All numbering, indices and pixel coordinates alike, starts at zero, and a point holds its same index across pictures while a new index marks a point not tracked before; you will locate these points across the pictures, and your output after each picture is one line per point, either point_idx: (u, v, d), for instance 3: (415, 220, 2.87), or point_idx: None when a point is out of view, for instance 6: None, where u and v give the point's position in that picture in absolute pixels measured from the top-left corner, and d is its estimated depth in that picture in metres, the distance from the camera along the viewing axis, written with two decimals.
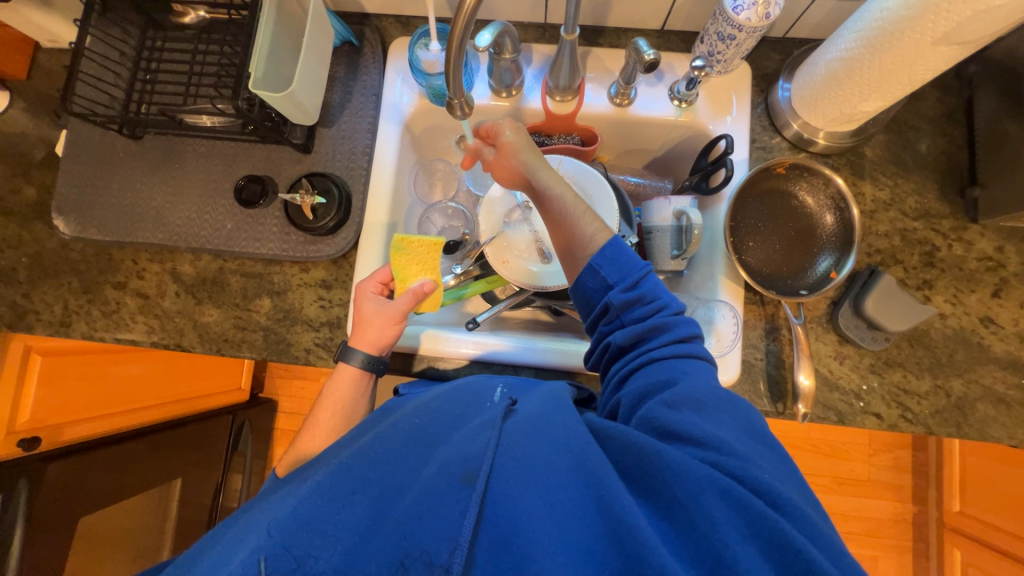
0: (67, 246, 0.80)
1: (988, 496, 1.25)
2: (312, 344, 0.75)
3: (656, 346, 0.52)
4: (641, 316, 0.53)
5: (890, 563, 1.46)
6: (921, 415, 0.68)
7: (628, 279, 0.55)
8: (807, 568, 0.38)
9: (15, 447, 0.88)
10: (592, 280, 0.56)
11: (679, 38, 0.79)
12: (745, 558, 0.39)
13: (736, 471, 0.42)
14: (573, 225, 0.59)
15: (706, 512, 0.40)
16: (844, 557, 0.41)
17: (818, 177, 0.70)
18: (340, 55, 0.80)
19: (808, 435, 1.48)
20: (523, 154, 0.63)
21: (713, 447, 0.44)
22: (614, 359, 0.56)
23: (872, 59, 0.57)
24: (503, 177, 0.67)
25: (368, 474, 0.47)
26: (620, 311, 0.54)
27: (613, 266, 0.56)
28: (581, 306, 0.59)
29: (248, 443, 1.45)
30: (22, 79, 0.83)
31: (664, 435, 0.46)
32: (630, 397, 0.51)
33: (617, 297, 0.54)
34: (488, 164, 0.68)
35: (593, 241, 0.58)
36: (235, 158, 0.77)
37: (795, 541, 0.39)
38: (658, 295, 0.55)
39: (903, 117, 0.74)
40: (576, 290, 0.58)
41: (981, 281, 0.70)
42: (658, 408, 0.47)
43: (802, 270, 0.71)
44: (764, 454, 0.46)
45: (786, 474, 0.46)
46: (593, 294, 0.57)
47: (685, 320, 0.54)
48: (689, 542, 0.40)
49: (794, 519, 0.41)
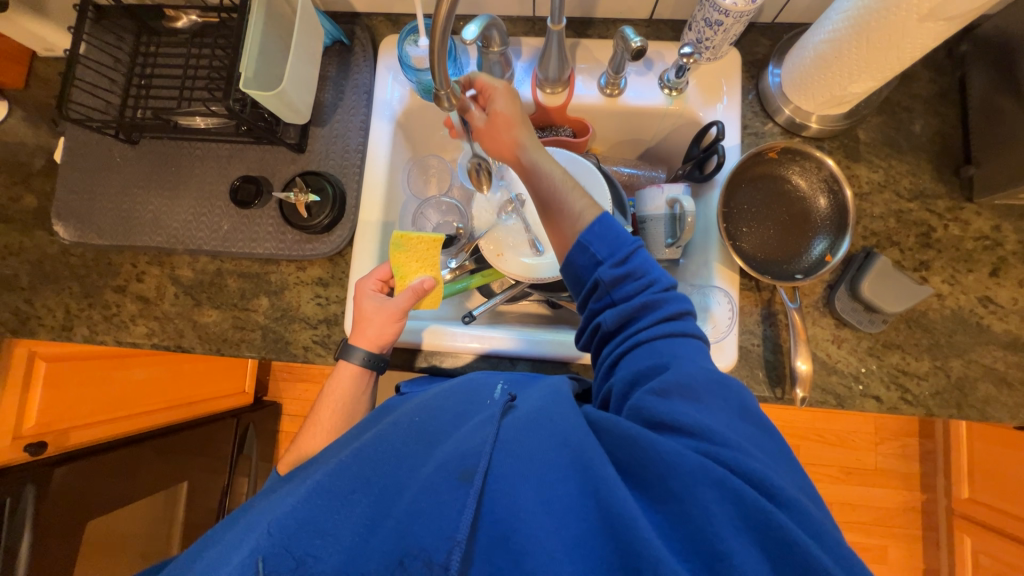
0: (67, 251, 0.81)
1: (999, 482, 1.24)
2: (310, 342, 0.76)
3: (645, 325, 0.52)
4: (631, 294, 0.53)
5: (900, 553, 1.45)
6: (922, 396, 0.68)
7: (618, 254, 0.55)
8: (802, 561, 0.38)
9: (21, 452, 0.90)
10: (583, 257, 0.56)
11: (667, 26, 0.79)
12: (742, 552, 0.39)
13: (729, 462, 0.42)
14: (564, 200, 0.59)
15: (701, 505, 0.40)
16: (840, 547, 0.41)
17: (810, 161, 0.70)
18: (331, 55, 0.81)
19: (815, 424, 1.47)
20: (518, 130, 0.63)
21: (705, 437, 0.44)
22: (606, 341, 0.56)
23: (858, 38, 0.57)
24: (492, 148, 0.66)
25: (368, 473, 0.47)
26: (610, 288, 0.54)
27: (603, 242, 0.55)
28: (571, 284, 0.59)
29: (253, 446, 1.45)
30: (20, 88, 0.84)
31: (654, 426, 0.46)
32: (620, 384, 0.51)
33: (607, 273, 0.54)
34: (477, 130, 0.65)
35: (583, 217, 0.58)
36: (230, 159, 0.78)
37: (792, 534, 0.38)
38: (648, 270, 0.54)
39: (895, 98, 0.74)
40: (566, 268, 0.58)
41: (979, 260, 0.70)
42: (646, 398, 0.47)
43: (797, 254, 0.70)
44: (756, 438, 0.46)
45: (780, 461, 0.46)
46: (584, 270, 0.57)
47: (674, 297, 0.53)
48: (685, 535, 0.40)
49: (790, 511, 0.41)
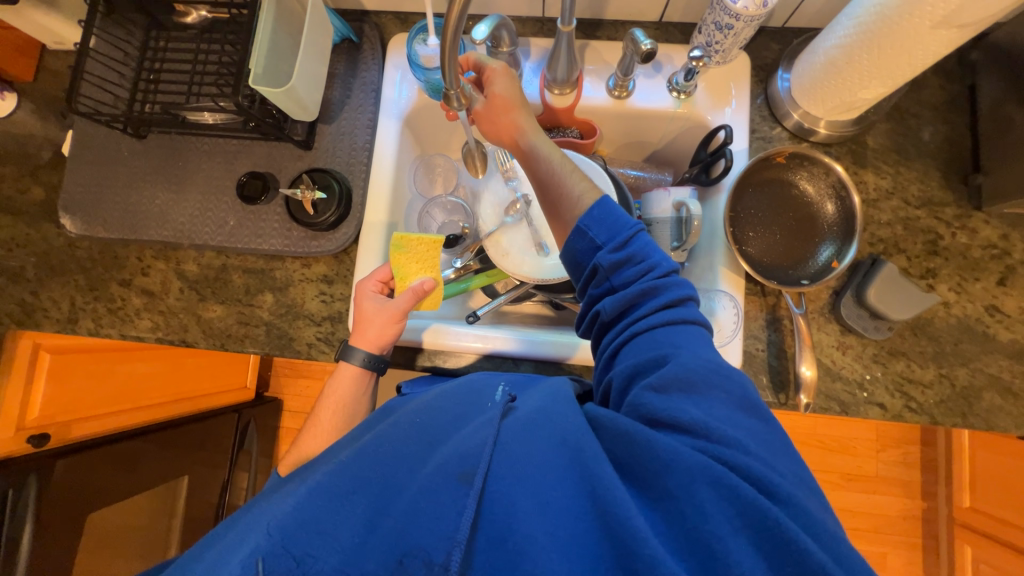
0: (74, 244, 0.81)
1: (1000, 492, 1.23)
2: (314, 339, 0.76)
3: (644, 313, 0.52)
4: (630, 279, 0.53)
5: (900, 561, 1.44)
6: (926, 405, 0.68)
7: (617, 238, 0.55)
8: (799, 559, 0.38)
9: (25, 443, 0.91)
10: (582, 243, 0.56)
11: (677, 29, 0.79)
12: (739, 551, 0.39)
13: (726, 459, 0.42)
14: (563, 183, 0.60)
15: (697, 503, 0.40)
16: (841, 547, 0.40)
17: (817, 166, 0.70)
18: (340, 52, 0.81)
19: (816, 430, 1.47)
20: (516, 113, 0.63)
21: (703, 435, 0.44)
22: (606, 330, 0.56)
23: (870, 44, 0.57)
24: (490, 130, 0.67)
25: (368, 473, 0.47)
26: (610, 273, 0.54)
27: (603, 227, 0.55)
28: (570, 270, 0.59)
29: (254, 442, 1.45)
30: (29, 81, 0.84)
31: (653, 423, 0.46)
32: (619, 379, 0.51)
33: (606, 258, 0.54)
34: (476, 114, 0.66)
35: (582, 201, 0.58)
36: (237, 155, 0.78)
37: (789, 532, 0.38)
38: (648, 255, 0.54)
39: (904, 105, 0.74)
40: (566, 254, 0.59)
41: (986, 269, 0.69)
42: (645, 394, 0.47)
43: (803, 260, 0.70)
44: (757, 432, 0.46)
45: (782, 456, 0.46)
46: (582, 255, 0.57)
47: (673, 284, 0.53)
48: (682, 535, 0.40)
49: (789, 509, 0.40)
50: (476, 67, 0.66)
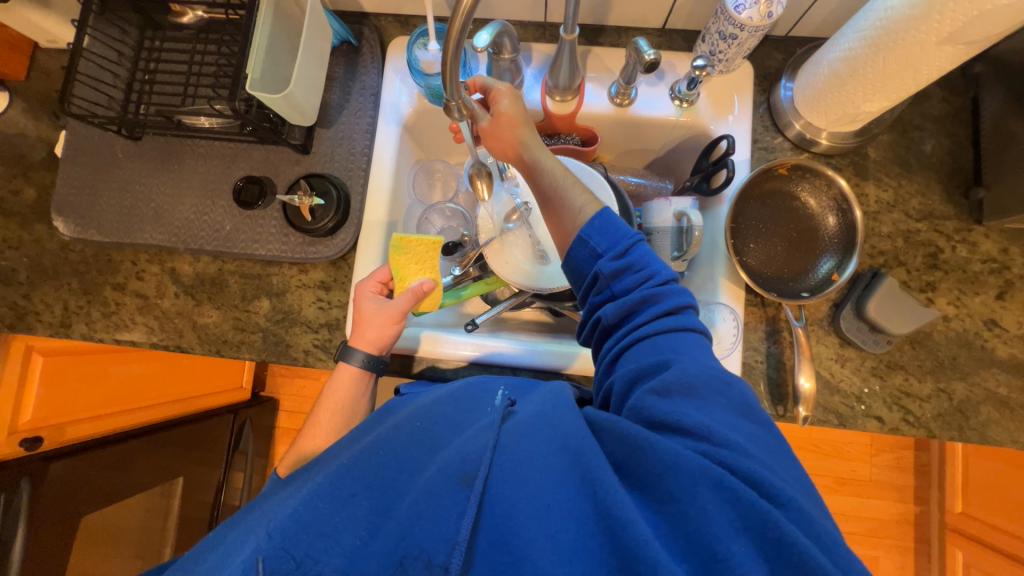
0: (67, 247, 0.80)
1: (991, 498, 1.25)
2: (311, 346, 0.75)
3: (645, 320, 0.52)
4: (632, 287, 0.53)
5: (891, 563, 1.46)
6: (924, 418, 0.68)
7: (618, 246, 0.54)
8: (800, 561, 0.37)
9: (19, 446, 0.89)
10: (583, 251, 0.56)
11: (680, 36, 0.78)
12: (740, 553, 0.38)
13: (728, 461, 0.42)
14: (565, 196, 0.59)
15: (699, 505, 0.40)
16: (842, 551, 0.40)
17: (819, 178, 0.70)
18: (339, 55, 0.80)
19: (811, 434, 1.48)
20: (519, 129, 0.62)
21: (704, 437, 0.43)
22: (607, 336, 0.56)
23: (874, 58, 0.56)
24: (496, 148, 0.66)
25: (369, 476, 0.46)
26: (611, 280, 0.54)
27: (604, 235, 0.55)
28: (571, 278, 0.59)
29: (249, 442, 1.45)
30: (20, 79, 0.82)
31: (654, 426, 0.45)
32: (621, 383, 0.51)
33: (607, 265, 0.54)
34: (481, 133, 0.65)
35: (583, 212, 0.58)
36: (234, 158, 0.77)
37: (790, 535, 0.38)
38: (649, 263, 0.54)
39: (907, 117, 0.74)
40: (566, 261, 0.58)
41: (985, 283, 0.69)
42: (646, 399, 0.47)
43: (803, 272, 0.70)
44: (758, 435, 0.46)
45: (783, 460, 0.46)
46: (583, 263, 0.56)
47: (674, 291, 0.53)
48: (683, 536, 0.40)
49: (790, 511, 0.40)
50: (483, 90, 0.66)
